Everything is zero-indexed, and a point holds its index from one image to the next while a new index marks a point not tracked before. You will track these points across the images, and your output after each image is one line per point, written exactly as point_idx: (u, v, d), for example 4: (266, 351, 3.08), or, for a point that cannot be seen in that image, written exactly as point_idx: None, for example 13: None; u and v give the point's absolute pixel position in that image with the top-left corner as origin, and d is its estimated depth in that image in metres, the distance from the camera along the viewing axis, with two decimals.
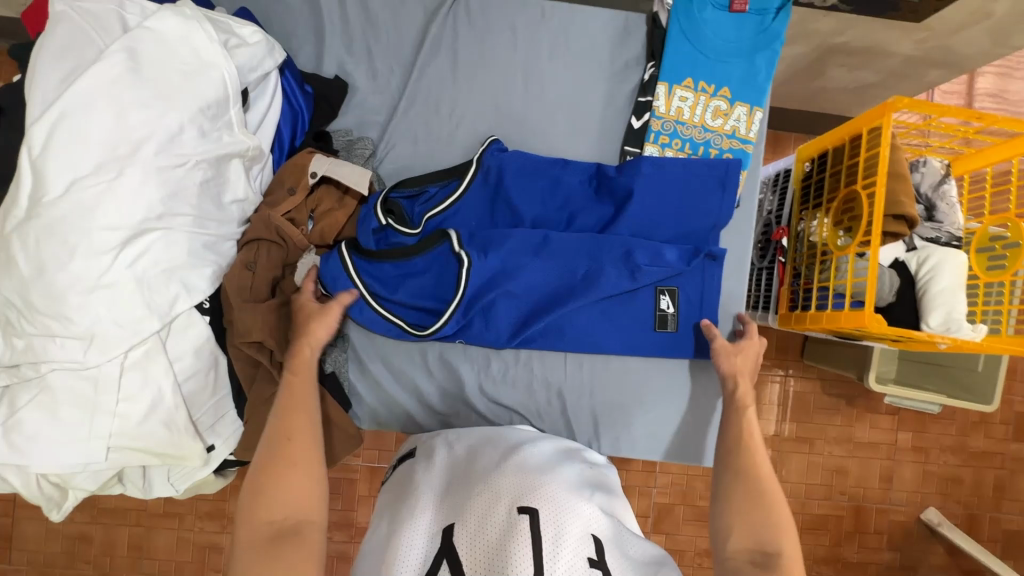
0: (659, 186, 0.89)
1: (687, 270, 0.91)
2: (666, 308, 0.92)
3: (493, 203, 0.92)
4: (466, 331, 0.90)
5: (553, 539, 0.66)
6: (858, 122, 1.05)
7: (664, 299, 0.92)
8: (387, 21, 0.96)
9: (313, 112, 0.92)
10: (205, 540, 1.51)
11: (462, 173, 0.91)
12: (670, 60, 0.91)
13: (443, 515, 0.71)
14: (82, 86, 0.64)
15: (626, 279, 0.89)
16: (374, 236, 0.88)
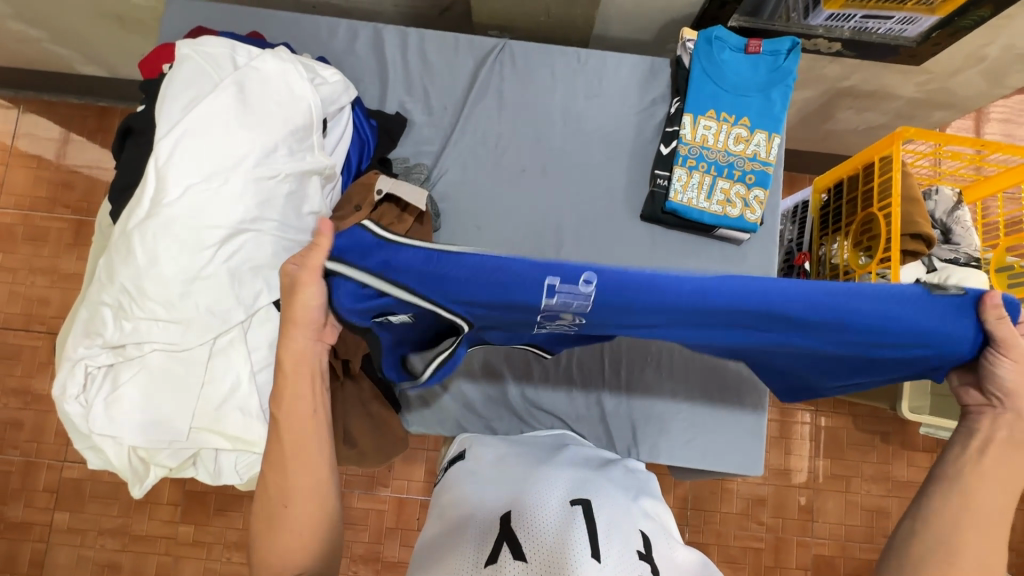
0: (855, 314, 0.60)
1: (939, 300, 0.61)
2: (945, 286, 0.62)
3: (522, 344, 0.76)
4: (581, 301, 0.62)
5: (606, 531, 0.67)
6: (869, 152, 1.14)
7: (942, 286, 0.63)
8: (442, 67, 1.10)
9: (376, 142, 1.03)
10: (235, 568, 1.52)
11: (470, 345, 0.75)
12: (693, 95, 1.01)
13: (497, 501, 0.73)
14: (201, 111, 0.77)
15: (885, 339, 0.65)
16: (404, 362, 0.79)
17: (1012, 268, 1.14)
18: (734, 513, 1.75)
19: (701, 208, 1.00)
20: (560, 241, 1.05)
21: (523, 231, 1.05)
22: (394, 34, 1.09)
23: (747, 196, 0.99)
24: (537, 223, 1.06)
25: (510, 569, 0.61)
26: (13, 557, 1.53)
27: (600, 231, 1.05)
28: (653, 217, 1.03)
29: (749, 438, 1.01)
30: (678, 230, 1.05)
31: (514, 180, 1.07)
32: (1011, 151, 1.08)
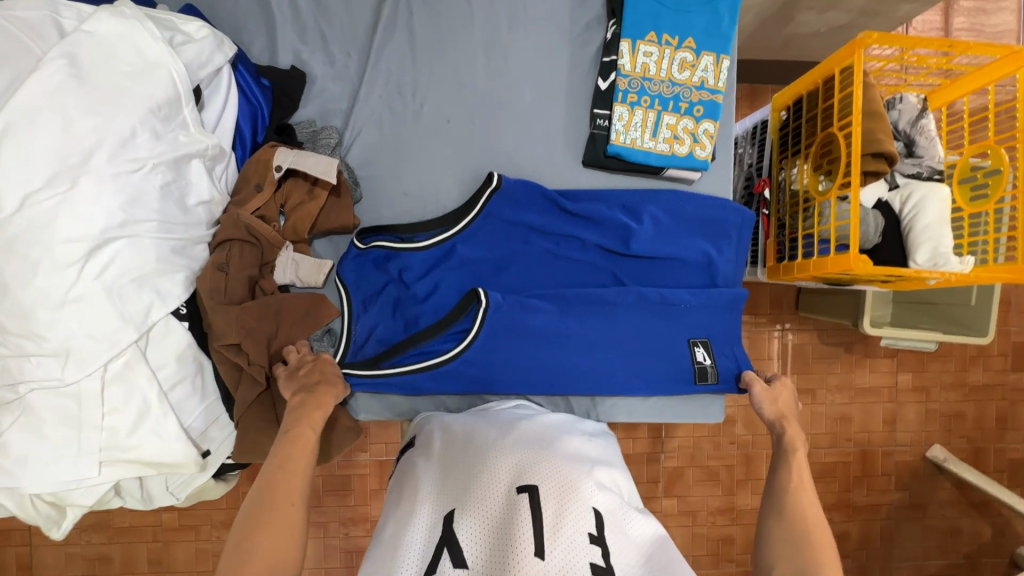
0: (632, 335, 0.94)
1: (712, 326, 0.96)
2: (704, 360, 0.95)
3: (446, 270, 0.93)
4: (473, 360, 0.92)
5: (553, 519, 0.65)
6: (830, 63, 1.03)
7: (699, 350, 0.95)
8: (338, 4, 0.93)
9: (272, 106, 0.89)
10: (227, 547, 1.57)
11: (453, 221, 0.92)
12: (631, 16, 0.88)
13: (444, 499, 0.71)
14: (23, 97, 0.62)
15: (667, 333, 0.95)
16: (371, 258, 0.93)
17: (975, 178, 1.08)
18: (708, 434, 1.80)
19: (646, 148, 0.90)
20: None
21: (456, 194, 0.95)
22: None
23: (697, 130, 0.89)
24: (472, 184, 0.95)
25: None
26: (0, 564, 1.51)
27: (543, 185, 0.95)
28: (596, 163, 0.94)
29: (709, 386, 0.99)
30: (624, 175, 0.96)
31: (439, 134, 0.95)
32: (981, 50, 0.98)
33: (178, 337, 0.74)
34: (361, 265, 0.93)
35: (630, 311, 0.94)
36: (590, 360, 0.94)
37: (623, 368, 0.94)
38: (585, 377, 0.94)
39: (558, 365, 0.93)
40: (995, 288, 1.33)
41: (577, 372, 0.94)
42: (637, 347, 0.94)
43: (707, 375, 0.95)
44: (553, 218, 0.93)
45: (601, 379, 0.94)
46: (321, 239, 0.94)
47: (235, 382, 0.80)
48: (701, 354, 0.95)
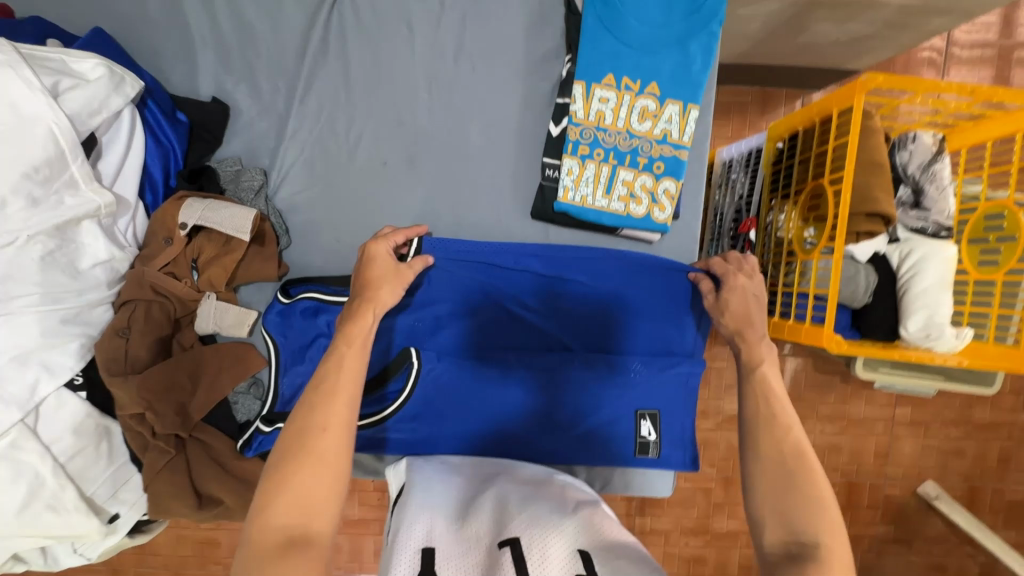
0: (575, 398, 0.86)
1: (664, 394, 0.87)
2: (647, 435, 0.87)
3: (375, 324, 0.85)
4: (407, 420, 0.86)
5: (540, 563, 0.54)
6: (828, 101, 0.90)
7: (645, 425, 0.87)
8: (265, 29, 0.83)
9: (189, 144, 0.82)
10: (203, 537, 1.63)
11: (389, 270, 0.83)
12: (587, 55, 0.76)
13: (415, 534, 0.58)
14: None
15: (613, 399, 0.86)
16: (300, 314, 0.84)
17: (987, 241, 0.95)
18: None
19: (598, 207, 0.80)
20: None
21: None
22: None
23: (656, 189, 0.79)
24: None
25: None
26: None
27: (487, 239, 0.87)
28: (545, 217, 0.84)
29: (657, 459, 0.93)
30: (577, 230, 0.87)
31: (374, 177, 0.86)
32: (1007, 97, 0.84)
33: (74, 407, 0.71)
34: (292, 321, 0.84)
35: (578, 371, 0.86)
36: (526, 426, 0.86)
37: (562, 437, 0.87)
38: (520, 447, 0.86)
39: (493, 433, 0.86)
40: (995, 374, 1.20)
41: (511, 439, 0.86)
42: (582, 412, 0.86)
43: (648, 449, 0.87)
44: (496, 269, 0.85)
45: (536, 447, 0.87)
46: (248, 287, 0.87)
47: (143, 447, 0.77)
48: (646, 428, 0.87)
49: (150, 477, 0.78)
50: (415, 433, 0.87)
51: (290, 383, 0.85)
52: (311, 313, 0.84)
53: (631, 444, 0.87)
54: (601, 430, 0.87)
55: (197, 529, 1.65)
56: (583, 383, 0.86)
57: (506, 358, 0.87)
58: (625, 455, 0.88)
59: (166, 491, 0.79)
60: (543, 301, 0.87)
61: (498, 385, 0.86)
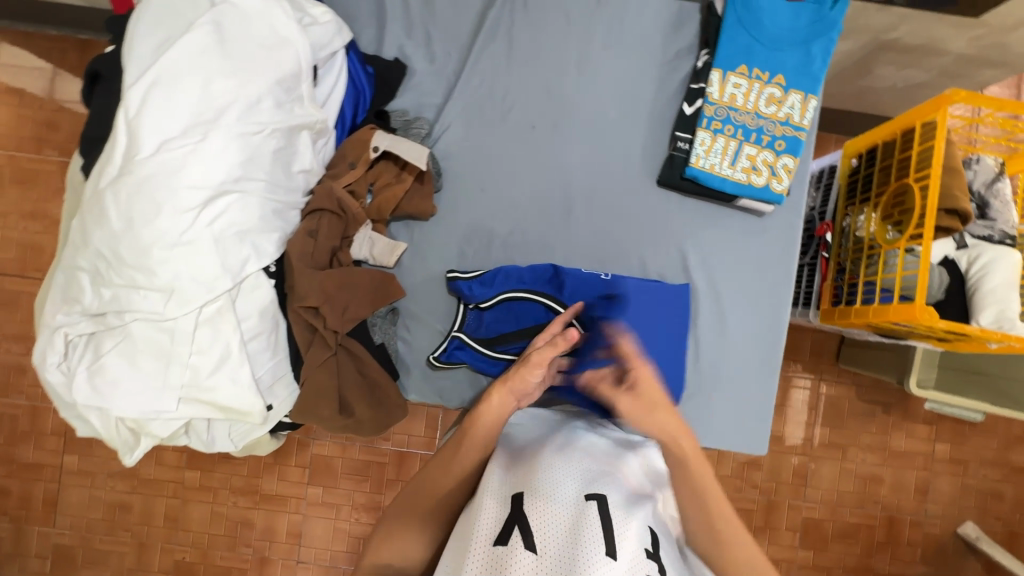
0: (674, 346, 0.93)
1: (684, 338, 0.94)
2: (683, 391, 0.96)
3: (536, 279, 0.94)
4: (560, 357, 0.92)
5: (622, 523, 0.58)
6: (911, 115, 1.04)
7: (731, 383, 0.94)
8: (446, 6, 0.98)
9: (374, 92, 0.95)
10: (234, 514, 1.54)
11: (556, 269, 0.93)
12: (724, 49, 0.91)
13: (508, 482, 0.63)
14: (173, 56, 0.69)
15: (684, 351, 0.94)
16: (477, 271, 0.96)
17: None
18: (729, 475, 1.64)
19: (723, 175, 0.92)
20: (568, 206, 0.99)
21: (529, 194, 0.99)
22: None
23: (776, 164, 0.91)
24: (548, 191, 0.99)
25: (518, 562, 0.53)
26: (26, 496, 1.54)
27: (612, 203, 0.99)
28: (670, 184, 0.96)
29: (754, 416, 0.97)
30: (697, 199, 0.98)
31: (522, 138, 0.99)
32: None
33: (266, 292, 0.79)
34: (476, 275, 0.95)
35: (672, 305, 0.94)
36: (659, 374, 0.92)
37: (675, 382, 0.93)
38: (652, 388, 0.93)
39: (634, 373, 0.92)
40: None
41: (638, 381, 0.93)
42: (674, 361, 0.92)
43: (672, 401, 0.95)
44: (660, 224, 0.98)
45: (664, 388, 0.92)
46: (397, 223, 0.98)
47: (306, 346, 0.84)
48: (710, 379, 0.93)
49: (307, 373, 0.84)
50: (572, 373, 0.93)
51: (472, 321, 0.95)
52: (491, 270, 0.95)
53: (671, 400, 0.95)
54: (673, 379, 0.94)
55: (234, 505, 1.53)
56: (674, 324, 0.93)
57: (689, 324, 0.96)
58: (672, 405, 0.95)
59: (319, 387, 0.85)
60: (706, 248, 0.98)
61: (683, 344, 0.94)
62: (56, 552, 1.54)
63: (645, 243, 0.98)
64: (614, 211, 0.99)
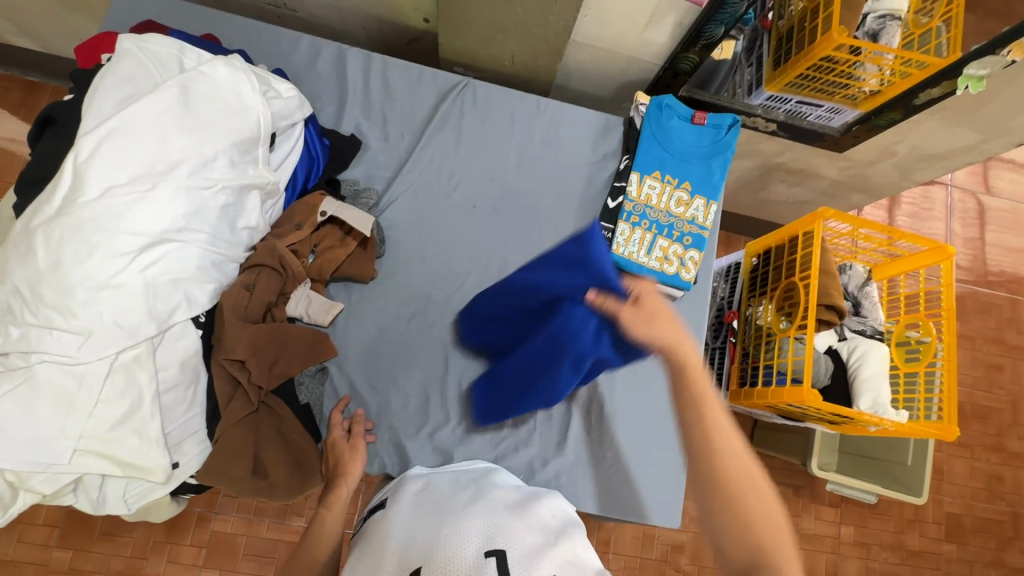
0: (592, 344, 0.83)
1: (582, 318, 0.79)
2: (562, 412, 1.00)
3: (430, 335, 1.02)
4: (433, 403, 1.00)
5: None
6: (795, 226, 1.23)
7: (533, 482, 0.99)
8: (404, 94, 1.09)
9: (327, 161, 1.01)
10: None
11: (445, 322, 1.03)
12: (641, 156, 1.07)
13: (410, 554, 0.65)
14: (135, 111, 0.73)
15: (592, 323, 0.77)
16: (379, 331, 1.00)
17: (909, 342, 1.24)
18: None
19: (640, 262, 1.04)
20: (502, 279, 1.06)
21: (466, 265, 1.05)
22: (358, 57, 1.08)
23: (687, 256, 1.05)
24: (485, 264, 1.06)
25: None
26: None
27: None
28: None
29: (667, 489, 1.02)
30: None
31: (464, 214, 1.07)
32: (914, 239, 1.20)
33: (192, 344, 0.78)
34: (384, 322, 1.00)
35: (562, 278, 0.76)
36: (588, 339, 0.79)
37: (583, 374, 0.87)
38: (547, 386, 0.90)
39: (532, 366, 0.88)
40: (928, 447, 1.38)
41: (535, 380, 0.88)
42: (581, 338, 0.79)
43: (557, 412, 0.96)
44: None
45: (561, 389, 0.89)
46: (337, 283, 1.01)
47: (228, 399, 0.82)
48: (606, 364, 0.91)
49: (226, 427, 0.82)
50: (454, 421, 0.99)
51: (371, 368, 0.99)
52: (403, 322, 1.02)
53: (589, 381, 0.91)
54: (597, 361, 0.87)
55: None
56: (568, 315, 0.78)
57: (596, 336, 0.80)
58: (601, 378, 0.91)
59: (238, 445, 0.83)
60: None
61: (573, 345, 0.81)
62: None
63: None
64: None
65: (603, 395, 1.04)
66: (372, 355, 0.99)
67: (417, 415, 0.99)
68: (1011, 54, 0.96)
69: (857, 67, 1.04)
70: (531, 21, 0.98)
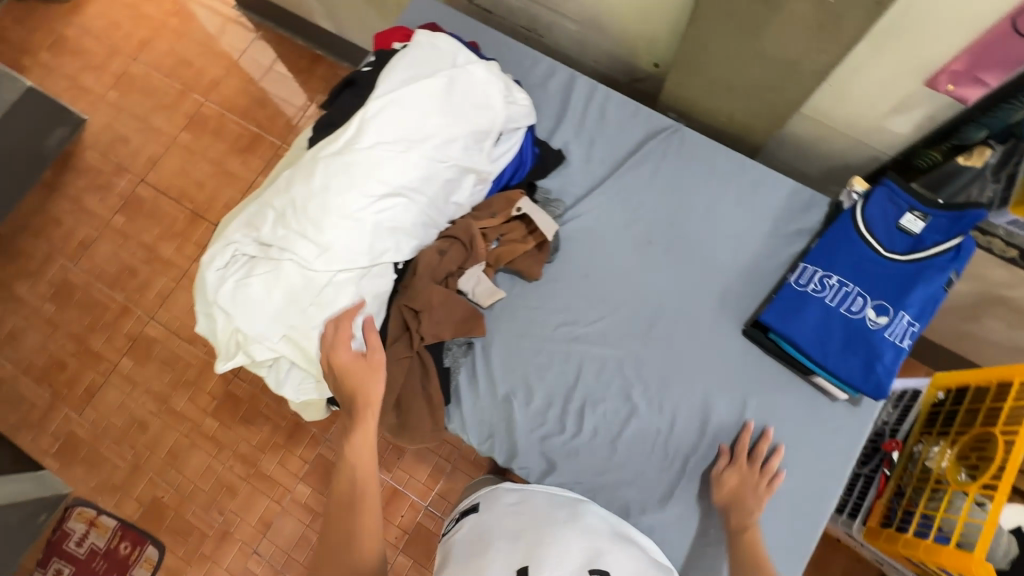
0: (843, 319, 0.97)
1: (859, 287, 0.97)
2: (795, 337, 0.98)
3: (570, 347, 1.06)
4: (556, 411, 1.03)
5: None
6: (1010, 370, 1.04)
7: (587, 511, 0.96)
8: (616, 125, 1.17)
9: (532, 166, 1.12)
10: (225, 475, 1.60)
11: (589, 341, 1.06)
12: (836, 241, 1.01)
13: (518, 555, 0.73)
14: (413, 89, 0.89)
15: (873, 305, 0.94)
16: (528, 329, 1.07)
17: None
18: None
19: (807, 347, 0.97)
20: (654, 318, 1.07)
21: (624, 294, 1.08)
22: (585, 86, 1.19)
23: (871, 369, 0.94)
24: (641, 300, 1.08)
25: None
26: (75, 379, 1.73)
27: (693, 333, 1.05)
28: (754, 336, 1.03)
29: None
30: (775, 360, 1.03)
31: (637, 247, 1.11)
32: None
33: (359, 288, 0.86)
34: (539, 320, 1.07)
35: (848, 254, 1.00)
36: (876, 352, 0.94)
37: (862, 336, 0.95)
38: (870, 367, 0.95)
39: (853, 321, 0.96)
40: None
41: (861, 324, 0.96)
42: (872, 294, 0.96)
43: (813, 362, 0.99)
44: (734, 368, 1.03)
45: (861, 348, 0.95)
46: (505, 273, 1.10)
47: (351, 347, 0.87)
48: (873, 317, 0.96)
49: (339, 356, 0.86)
50: (570, 436, 1.02)
51: (511, 359, 1.06)
52: (552, 326, 1.07)
53: (880, 359, 0.94)
54: (866, 348, 0.95)
55: (229, 469, 1.60)
56: (840, 265, 0.99)
57: (856, 271, 0.99)
58: (885, 374, 0.94)
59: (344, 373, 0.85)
60: (770, 407, 1.01)
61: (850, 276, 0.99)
62: (68, 438, 1.68)
63: (713, 379, 1.03)
64: (693, 339, 1.05)
65: (723, 469, 0.99)
66: (515, 346, 1.06)
67: (537, 417, 1.03)
68: None
69: None
70: (765, 84, 0.99)
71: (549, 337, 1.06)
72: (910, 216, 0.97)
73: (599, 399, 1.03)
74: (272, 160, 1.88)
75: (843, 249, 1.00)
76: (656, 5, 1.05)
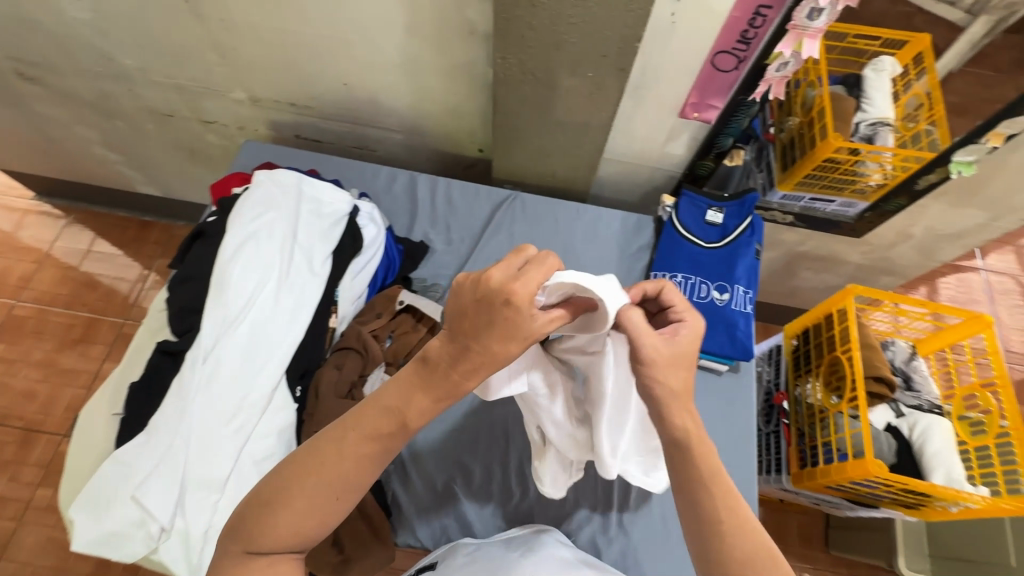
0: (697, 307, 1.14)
1: (698, 277, 1.17)
2: None
3: (490, 413, 1.08)
4: (498, 481, 1.03)
5: None
6: (827, 305, 1.30)
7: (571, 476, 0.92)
8: (464, 207, 1.30)
9: (401, 262, 1.18)
10: None
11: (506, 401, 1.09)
12: (668, 247, 1.21)
13: None
14: (267, 222, 0.93)
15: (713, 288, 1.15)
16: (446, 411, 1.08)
17: (971, 417, 1.24)
18: None
19: None
20: None
21: None
22: (427, 182, 1.31)
23: (735, 337, 1.11)
24: None
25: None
26: None
27: None
28: None
29: None
30: None
31: None
32: (953, 310, 1.25)
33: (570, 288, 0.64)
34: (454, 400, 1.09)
35: (680, 254, 1.20)
36: (732, 323, 1.12)
37: (718, 315, 1.13)
38: (733, 337, 1.11)
39: (706, 305, 1.14)
40: None
41: (712, 305, 1.14)
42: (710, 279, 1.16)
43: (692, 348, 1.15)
44: None
45: (721, 324, 1.12)
46: None
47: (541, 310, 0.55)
48: (719, 298, 1.14)
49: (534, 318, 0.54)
50: (519, 499, 1.02)
51: (438, 447, 1.05)
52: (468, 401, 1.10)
53: (735, 327, 1.11)
54: (725, 322, 1.12)
55: None
56: (679, 264, 1.19)
57: (691, 264, 1.18)
58: (745, 338, 1.11)
59: (469, 307, 0.53)
60: None
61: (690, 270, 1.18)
62: None
63: None
64: None
65: None
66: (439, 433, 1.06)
67: (482, 494, 1.03)
68: (990, 141, 1.08)
69: (860, 166, 1.19)
70: (569, 143, 1.19)
71: (468, 412, 1.08)
72: (711, 212, 1.21)
73: (533, 452, 1.05)
74: (115, 341, 1.69)
75: (674, 251, 1.20)
76: (464, 104, 1.23)
